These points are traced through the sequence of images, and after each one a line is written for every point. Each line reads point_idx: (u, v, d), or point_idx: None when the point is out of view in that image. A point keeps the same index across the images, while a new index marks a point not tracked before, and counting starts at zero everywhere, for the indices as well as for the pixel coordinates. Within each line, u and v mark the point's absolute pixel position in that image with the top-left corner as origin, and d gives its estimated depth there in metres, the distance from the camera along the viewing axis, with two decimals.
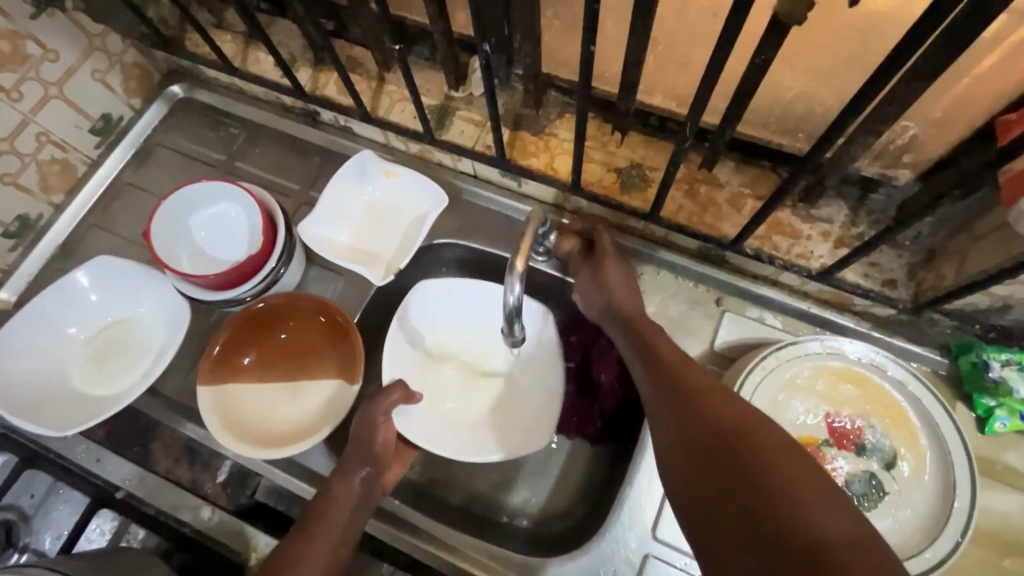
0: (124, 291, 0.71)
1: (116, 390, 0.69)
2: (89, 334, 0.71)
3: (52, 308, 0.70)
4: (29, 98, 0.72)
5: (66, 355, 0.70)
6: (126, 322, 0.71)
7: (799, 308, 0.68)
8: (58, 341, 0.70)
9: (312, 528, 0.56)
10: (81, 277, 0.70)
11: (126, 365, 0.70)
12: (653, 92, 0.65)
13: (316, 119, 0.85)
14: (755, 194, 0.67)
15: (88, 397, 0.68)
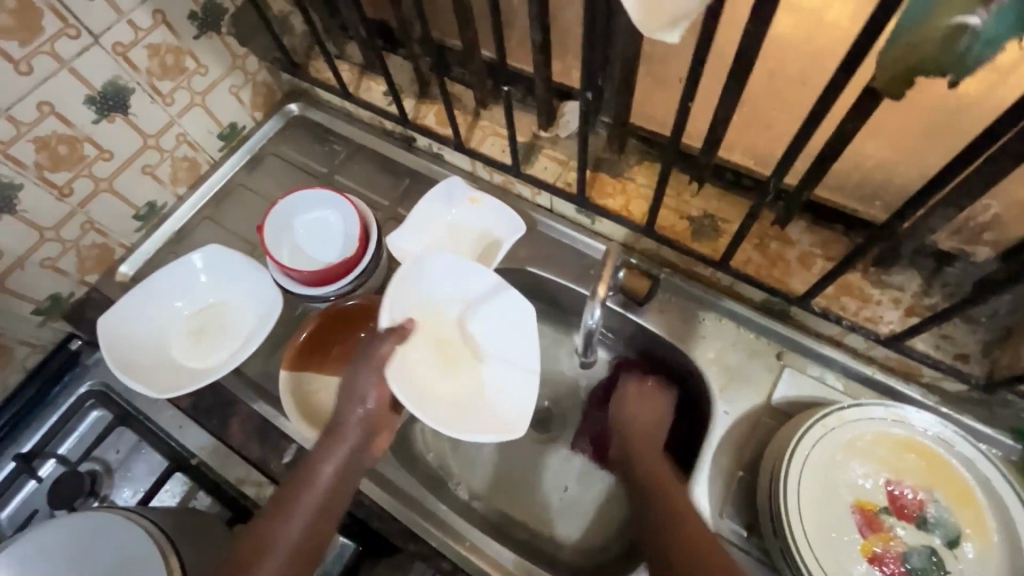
0: (227, 275, 0.79)
1: (208, 364, 0.76)
2: (193, 313, 0.79)
3: (165, 284, 0.78)
4: (179, 103, 0.84)
5: (170, 326, 0.78)
6: (225, 304, 0.79)
7: (863, 372, 0.68)
8: (170, 313, 0.78)
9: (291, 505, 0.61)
10: (195, 258, 0.78)
11: (219, 342, 0.77)
12: (732, 148, 0.69)
13: (412, 145, 0.93)
14: (825, 254, 0.68)
15: (183, 367, 0.76)
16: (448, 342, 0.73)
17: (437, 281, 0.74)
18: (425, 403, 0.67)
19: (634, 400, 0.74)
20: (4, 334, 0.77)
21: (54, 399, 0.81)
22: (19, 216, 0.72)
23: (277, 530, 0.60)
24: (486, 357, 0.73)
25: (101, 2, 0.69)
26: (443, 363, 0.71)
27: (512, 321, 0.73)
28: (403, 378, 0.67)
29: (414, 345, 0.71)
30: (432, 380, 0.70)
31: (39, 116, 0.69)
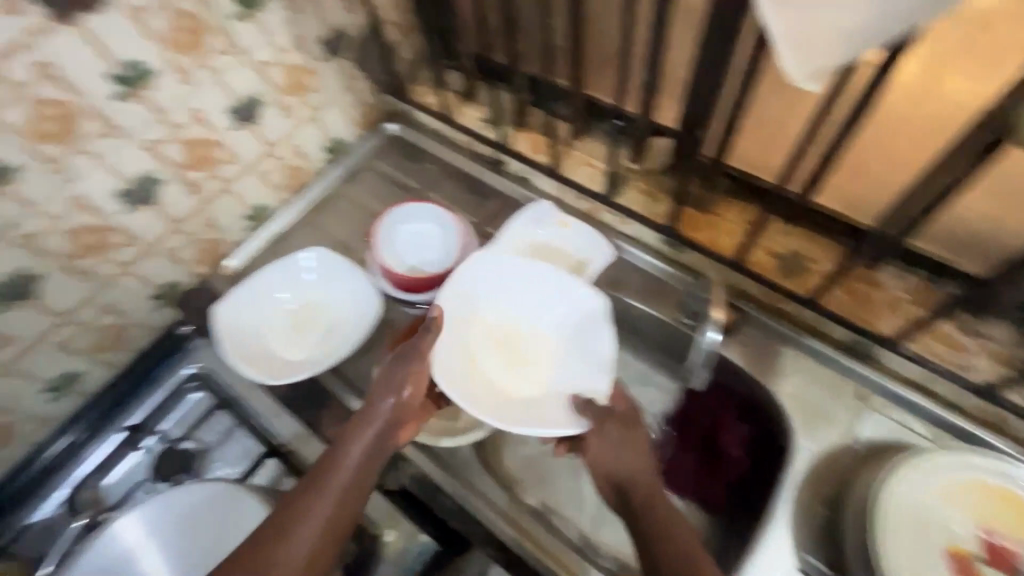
0: (331, 277, 0.85)
1: (305, 358, 0.81)
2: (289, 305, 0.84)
3: (275, 278, 0.84)
4: (299, 117, 0.92)
5: (273, 318, 0.83)
6: (324, 303, 0.84)
7: (953, 423, 0.68)
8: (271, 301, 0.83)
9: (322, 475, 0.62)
10: (307, 257, 0.84)
11: (317, 338, 0.82)
12: (826, 194, 0.72)
13: (501, 168, 0.99)
14: (914, 301, 0.70)
15: (281, 357, 0.81)
16: (514, 342, 0.76)
17: (495, 283, 0.77)
18: (478, 395, 0.69)
19: (624, 447, 0.65)
20: (124, 314, 0.83)
21: (156, 377, 0.87)
22: (156, 208, 0.79)
23: (303, 516, 0.58)
24: (550, 357, 0.74)
25: (253, 25, 0.77)
26: (505, 363, 0.74)
27: (594, 336, 0.73)
28: (453, 368, 0.71)
29: (475, 342, 0.75)
30: (491, 377, 0.73)
31: (190, 120, 0.76)
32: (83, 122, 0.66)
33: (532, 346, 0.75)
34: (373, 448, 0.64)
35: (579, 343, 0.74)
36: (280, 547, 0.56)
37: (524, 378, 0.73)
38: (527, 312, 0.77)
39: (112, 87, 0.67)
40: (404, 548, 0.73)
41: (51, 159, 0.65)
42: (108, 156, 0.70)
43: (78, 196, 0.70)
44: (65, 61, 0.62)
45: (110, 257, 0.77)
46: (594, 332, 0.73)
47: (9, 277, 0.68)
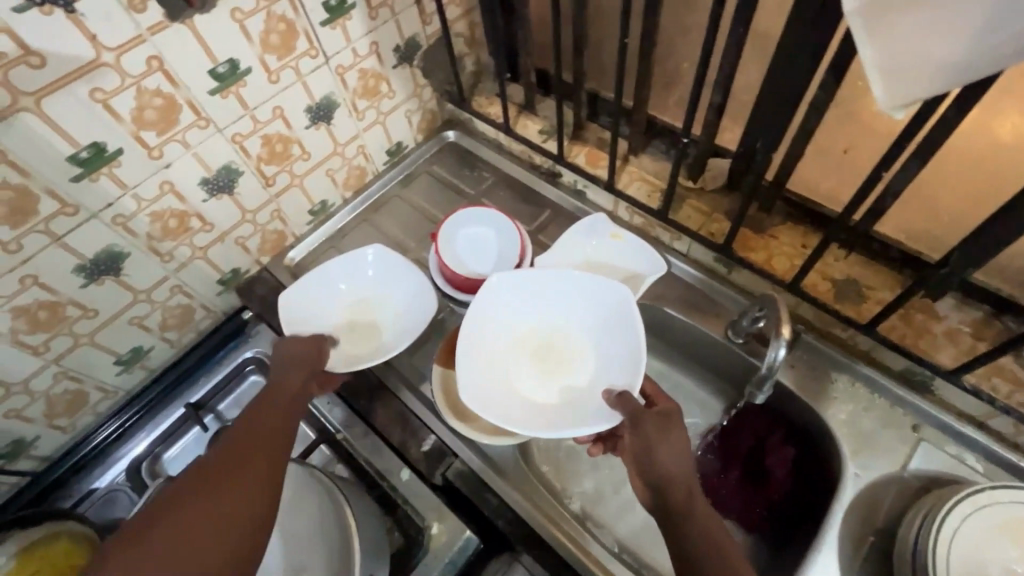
0: (391, 274, 0.87)
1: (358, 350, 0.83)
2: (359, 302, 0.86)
3: (337, 270, 0.87)
4: (367, 120, 0.96)
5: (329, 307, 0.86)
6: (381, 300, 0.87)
7: (1009, 459, 0.68)
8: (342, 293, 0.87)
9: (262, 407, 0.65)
10: (370, 253, 0.87)
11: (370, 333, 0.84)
12: (887, 220, 0.73)
13: (556, 180, 1.01)
14: (976, 334, 0.70)
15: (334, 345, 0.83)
16: (545, 350, 0.74)
17: (516, 296, 0.75)
18: (512, 411, 0.68)
19: (660, 441, 0.61)
20: (193, 296, 0.88)
21: (220, 357, 0.95)
22: (233, 198, 0.84)
23: (247, 435, 0.60)
24: (582, 359, 0.73)
25: (339, 31, 0.81)
26: (538, 372, 0.73)
27: (619, 332, 0.70)
28: (484, 388, 0.69)
29: (503, 357, 0.73)
30: (523, 388, 0.72)
31: (272, 117, 0.81)
32: (181, 113, 0.71)
33: (564, 350, 0.74)
34: (303, 386, 0.70)
35: (605, 345, 0.71)
36: (228, 458, 0.57)
37: (558, 385, 0.72)
38: (553, 317, 0.76)
39: (209, 82, 0.71)
40: (449, 541, 0.73)
41: (151, 146, 0.70)
42: (198, 147, 0.75)
43: (168, 182, 0.74)
44: (173, 56, 0.66)
45: (188, 241, 0.82)
46: (617, 333, 0.70)
47: (101, 253, 0.73)
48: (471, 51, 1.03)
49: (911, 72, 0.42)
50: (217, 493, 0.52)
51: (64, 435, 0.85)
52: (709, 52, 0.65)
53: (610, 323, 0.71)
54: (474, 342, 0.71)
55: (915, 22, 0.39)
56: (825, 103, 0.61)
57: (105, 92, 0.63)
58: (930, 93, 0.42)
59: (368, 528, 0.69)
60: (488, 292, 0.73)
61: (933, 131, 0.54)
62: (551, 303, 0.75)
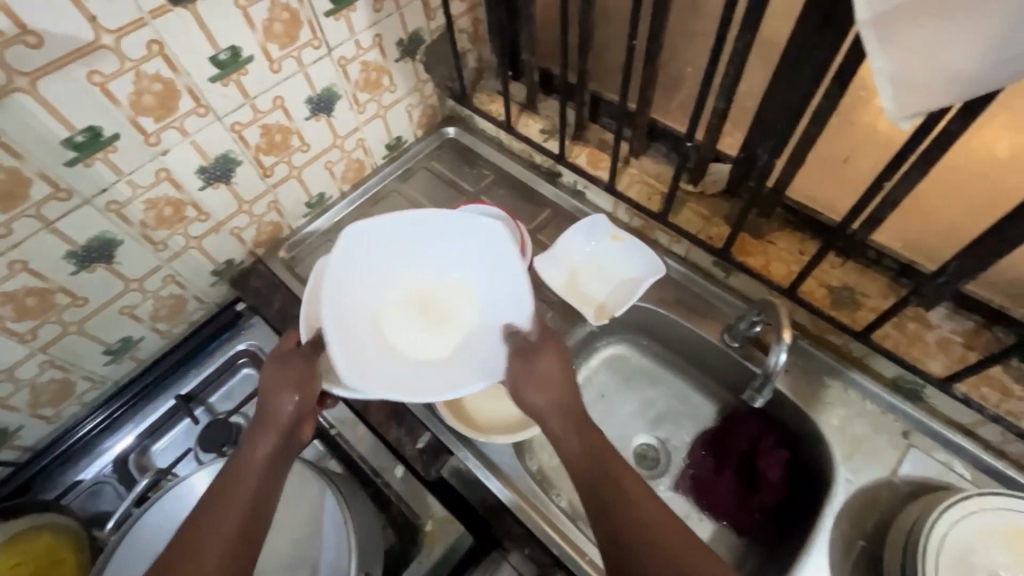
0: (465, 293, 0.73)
1: (383, 356, 0.68)
2: (430, 301, 0.73)
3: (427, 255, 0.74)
4: (368, 112, 0.95)
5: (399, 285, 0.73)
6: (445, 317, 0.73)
7: (994, 466, 0.69)
8: (418, 279, 0.74)
9: (225, 487, 0.58)
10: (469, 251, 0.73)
11: (412, 343, 0.71)
12: (884, 231, 0.74)
13: (556, 180, 1.01)
14: (967, 343, 0.71)
15: (376, 327, 0.70)
16: (421, 299, 0.73)
17: (375, 251, 0.71)
18: (384, 366, 0.67)
19: (529, 385, 0.64)
20: (186, 286, 0.87)
21: (211, 350, 0.93)
22: (230, 187, 0.82)
23: (210, 532, 0.54)
24: (456, 305, 0.73)
25: (343, 22, 0.80)
26: (413, 325, 0.72)
27: (498, 285, 0.71)
28: (354, 345, 0.66)
29: (373, 317, 0.71)
30: (396, 339, 0.71)
31: (272, 107, 0.79)
32: (180, 100, 0.69)
33: (438, 299, 0.73)
34: (276, 453, 0.62)
35: (488, 295, 0.72)
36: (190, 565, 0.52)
37: (435, 336, 0.71)
38: (427, 267, 0.74)
39: (210, 69, 0.70)
40: (439, 540, 0.75)
41: (148, 132, 0.69)
42: (196, 134, 0.73)
43: (165, 169, 0.73)
44: (174, 40, 0.65)
45: (183, 230, 0.80)
46: (499, 287, 0.71)
47: (94, 240, 0.71)
48: (474, 48, 1.02)
49: (925, 85, 0.42)
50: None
51: (49, 426, 0.83)
52: (716, 58, 0.65)
53: (490, 272, 0.71)
54: (342, 294, 0.68)
55: (931, 34, 0.40)
56: (829, 112, 0.62)
57: (104, 75, 0.61)
58: (943, 103, 0.42)
59: (365, 524, 0.68)
60: (357, 237, 0.68)
61: (936, 143, 0.55)
62: (427, 249, 0.73)
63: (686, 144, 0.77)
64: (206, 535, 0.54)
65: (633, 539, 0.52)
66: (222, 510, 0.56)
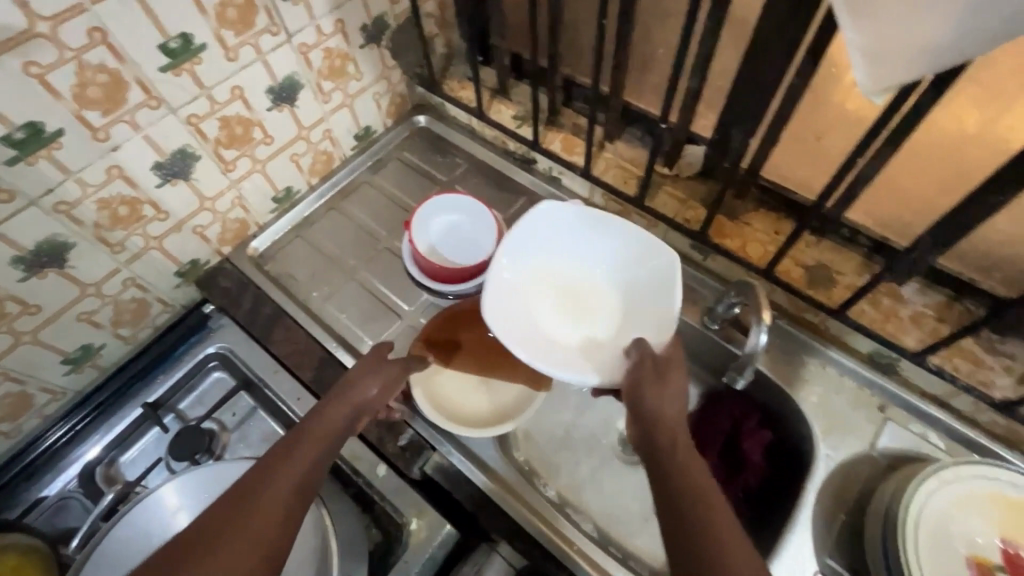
0: (610, 302, 0.77)
1: (526, 317, 0.75)
2: (578, 293, 0.78)
3: (596, 252, 0.78)
4: (334, 102, 0.91)
5: (568, 265, 0.79)
6: (588, 315, 0.77)
7: (968, 435, 0.71)
8: (582, 268, 0.79)
9: (293, 446, 0.59)
10: (630, 261, 0.76)
11: (550, 318, 0.76)
12: (857, 208, 0.74)
13: (531, 166, 0.99)
14: (939, 317, 0.72)
15: (531, 293, 0.77)
16: (575, 291, 0.78)
17: (564, 235, 0.78)
18: (522, 333, 0.73)
19: (652, 385, 0.64)
20: (148, 289, 0.83)
21: (179, 355, 0.88)
22: (190, 184, 0.79)
23: (267, 487, 0.54)
24: (606, 308, 0.77)
25: (302, 7, 0.76)
26: (562, 313, 0.77)
27: (649, 301, 0.74)
28: (503, 303, 0.73)
29: (534, 292, 0.77)
30: (540, 316, 0.76)
31: (230, 98, 0.76)
32: (129, 91, 0.65)
33: (591, 297, 0.78)
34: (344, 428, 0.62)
35: (638, 301, 0.75)
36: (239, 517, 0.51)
37: (579, 331, 0.76)
38: (594, 265, 0.79)
39: (159, 59, 0.66)
40: (429, 536, 0.70)
41: (96, 127, 0.65)
42: (150, 128, 0.69)
43: (117, 166, 0.69)
44: (119, 28, 0.61)
45: (141, 230, 0.76)
46: (655, 305, 0.73)
47: (42, 244, 0.67)
48: (442, 33, 0.99)
49: (896, 60, 0.41)
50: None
51: (7, 440, 0.79)
52: (688, 37, 0.64)
53: (645, 284, 0.75)
54: (515, 259, 0.76)
55: (901, 7, 0.39)
56: (801, 89, 0.61)
57: (41, 66, 0.57)
58: (912, 77, 0.42)
59: (347, 526, 0.67)
60: (553, 211, 0.76)
61: (907, 118, 0.55)
62: (602, 249, 0.78)
63: (660, 126, 0.76)
64: (261, 490, 0.54)
65: (698, 529, 0.49)
66: (273, 482, 0.55)
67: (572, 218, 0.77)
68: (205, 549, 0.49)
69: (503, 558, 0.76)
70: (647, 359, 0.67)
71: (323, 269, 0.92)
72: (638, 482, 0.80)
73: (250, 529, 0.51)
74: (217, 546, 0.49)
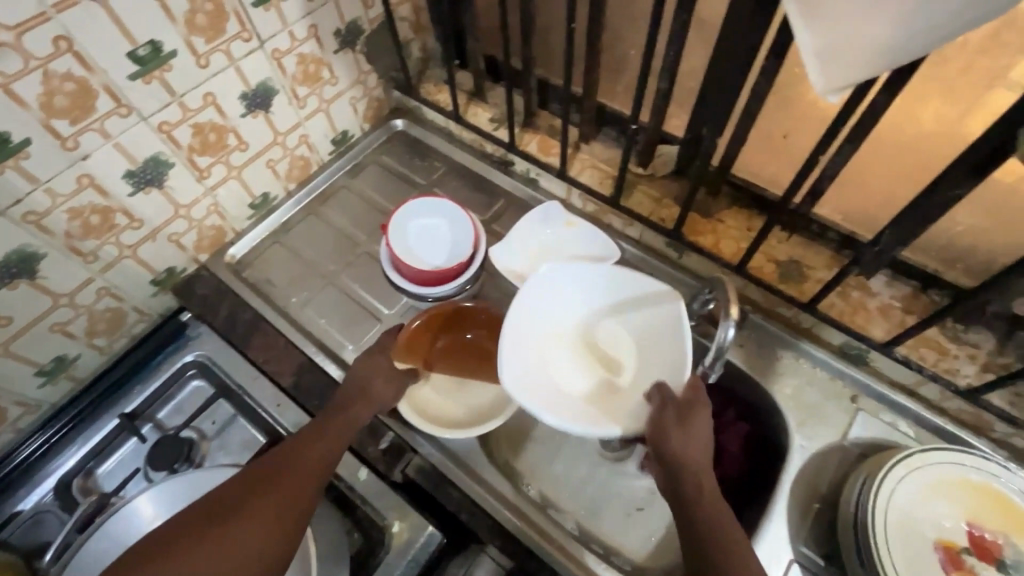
0: (630, 354, 0.75)
1: (544, 374, 0.73)
2: (596, 346, 0.77)
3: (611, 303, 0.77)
4: (309, 107, 0.91)
5: (584, 320, 0.78)
6: (607, 368, 0.75)
7: (936, 423, 0.73)
8: (597, 322, 0.78)
9: (310, 436, 0.67)
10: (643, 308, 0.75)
11: (567, 372, 0.75)
12: (825, 203, 0.76)
13: (508, 168, 1.00)
14: (906, 309, 0.73)
15: (548, 350, 0.76)
16: (592, 345, 0.77)
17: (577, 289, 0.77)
18: (540, 388, 0.71)
19: (676, 430, 0.64)
20: (124, 299, 0.82)
21: (157, 364, 0.88)
22: (164, 191, 0.78)
23: (283, 473, 0.63)
24: (626, 359, 0.75)
25: (274, 13, 0.76)
26: (582, 367, 0.76)
27: (668, 348, 0.71)
28: (520, 359, 0.72)
29: (551, 347, 0.76)
30: (558, 371, 0.74)
31: (203, 105, 0.75)
32: (98, 99, 0.65)
33: (609, 349, 0.77)
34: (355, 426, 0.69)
35: (656, 349, 0.73)
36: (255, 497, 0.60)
37: (598, 384, 0.74)
38: (609, 316, 0.78)
39: (128, 66, 0.65)
40: (410, 538, 0.70)
41: (64, 136, 0.64)
42: (120, 136, 0.69)
43: (88, 174, 0.68)
44: (85, 36, 0.60)
45: (114, 239, 0.76)
46: (671, 351, 0.70)
47: (12, 255, 0.66)
48: (417, 36, 1.00)
49: (850, 58, 0.43)
50: (230, 535, 0.57)
51: None
52: (654, 38, 0.65)
53: (662, 331, 0.72)
54: (529, 316, 0.75)
55: (851, 7, 0.40)
56: (765, 89, 0.63)
57: (6, 76, 0.57)
58: (865, 76, 0.43)
59: (328, 528, 0.67)
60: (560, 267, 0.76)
61: (865, 115, 0.56)
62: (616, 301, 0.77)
63: (632, 127, 0.77)
64: (279, 476, 0.62)
65: None
66: (294, 470, 0.63)
67: (581, 271, 0.76)
68: (244, 509, 0.59)
69: (491, 559, 0.77)
70: (669, 404, 0.66)
71: (302, 274, 0.92)
72: (619, 478, 0.81)
73: (277, 504, 0.60)
74: (251, 509, 0.59)
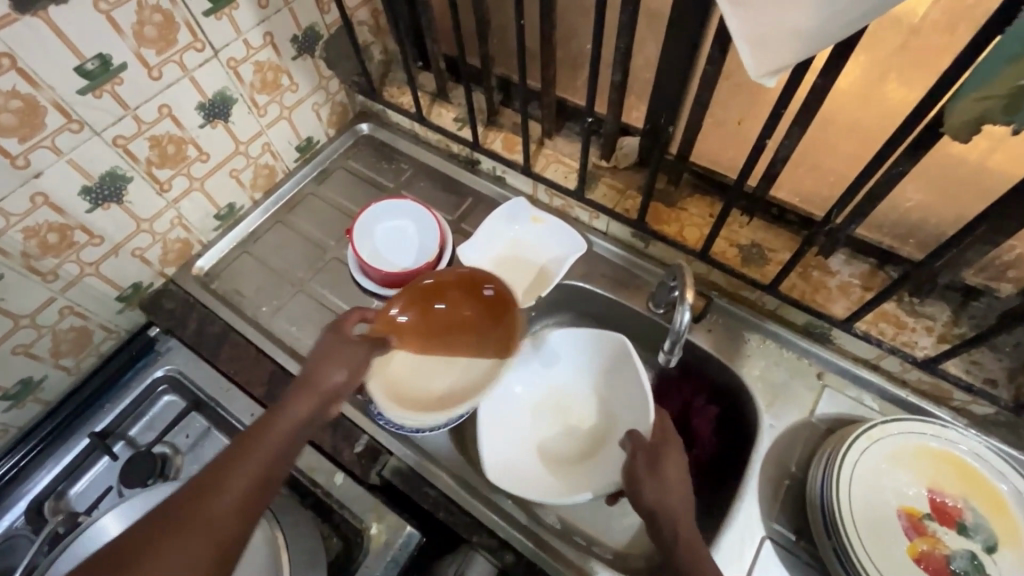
0: (599, 414, 0.81)
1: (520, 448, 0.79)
2: (567, 410, 0.83)
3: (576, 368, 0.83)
4: (270, 115, 0.91)
5: (551, 387, 0.84)
6: (579, 432, 0.81)
7: (897, 394, 0.75)
8: (565, 385, 0.84)
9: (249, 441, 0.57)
10: (606, 369, 0.81)
11: (542, 441, 0.80)
12: (781, 186, 0.78)
13: (475, 167, 1.00)
14: (864, 285, 0.75)
15: (521, 423, 0.81)
16: (562, 409, 0.83)
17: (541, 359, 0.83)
18: (517, 463, 0.76)
19: (648, 476, 0.65)
20: (88, 317, 0.81)
21: (127, 381, 0.87)
22: (124, 206, 0.77)
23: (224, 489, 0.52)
24: (595, 421, 0.81)
25: (225, 21, 0.76)
26: (556, 432, 0.81)
27: (632, 405, 0.77)
28: (495, 438, 0.77)
29: (524, 420, 0.82)
30: (534, 442, 0.80)
31: (158, 117, 0.75)
32: (47, 116, 0.64)
33: (579, 412, 0.82)
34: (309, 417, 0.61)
35: (622, 407, 0.79)
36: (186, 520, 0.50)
37: (573, 449, 0.80)
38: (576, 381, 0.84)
39: (77, 81, 0.65)
40: (389, 540, 0.70)
41: (14, 154, 0.63)
42: (73, 152, 0.68)
43: (42, 193, 0.68)
44: (27, 52, 0.60)
45: (75, 256, 0.75)
46: (636, 407, 0.76)
47: None
48: (377, 39, 1.00)
49: (778, 44, 0.44)
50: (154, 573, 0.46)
51: None
52: (604, 32, 0.66)
53: (625, 389, 0.78)
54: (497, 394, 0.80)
55: None
56: (714, 75, 0.64)
57: None
58: (795, 57, 0.44)
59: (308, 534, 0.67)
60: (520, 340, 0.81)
61: (807, 98, 0.58)
62: (580, 364, 0.83)
63: (589, 119, 0.78)
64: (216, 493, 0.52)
65: None
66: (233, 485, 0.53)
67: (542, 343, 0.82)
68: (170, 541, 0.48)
69: (485, 558, 0.74)
70: (637, 453, 0.68)
71: (270, 283, 0.92)
72: None
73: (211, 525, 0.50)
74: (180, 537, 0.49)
